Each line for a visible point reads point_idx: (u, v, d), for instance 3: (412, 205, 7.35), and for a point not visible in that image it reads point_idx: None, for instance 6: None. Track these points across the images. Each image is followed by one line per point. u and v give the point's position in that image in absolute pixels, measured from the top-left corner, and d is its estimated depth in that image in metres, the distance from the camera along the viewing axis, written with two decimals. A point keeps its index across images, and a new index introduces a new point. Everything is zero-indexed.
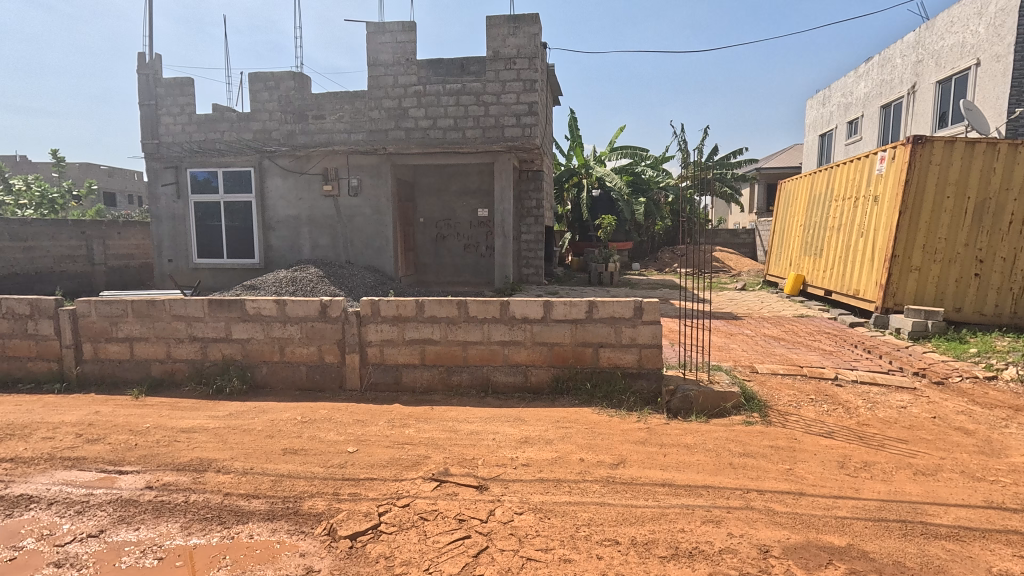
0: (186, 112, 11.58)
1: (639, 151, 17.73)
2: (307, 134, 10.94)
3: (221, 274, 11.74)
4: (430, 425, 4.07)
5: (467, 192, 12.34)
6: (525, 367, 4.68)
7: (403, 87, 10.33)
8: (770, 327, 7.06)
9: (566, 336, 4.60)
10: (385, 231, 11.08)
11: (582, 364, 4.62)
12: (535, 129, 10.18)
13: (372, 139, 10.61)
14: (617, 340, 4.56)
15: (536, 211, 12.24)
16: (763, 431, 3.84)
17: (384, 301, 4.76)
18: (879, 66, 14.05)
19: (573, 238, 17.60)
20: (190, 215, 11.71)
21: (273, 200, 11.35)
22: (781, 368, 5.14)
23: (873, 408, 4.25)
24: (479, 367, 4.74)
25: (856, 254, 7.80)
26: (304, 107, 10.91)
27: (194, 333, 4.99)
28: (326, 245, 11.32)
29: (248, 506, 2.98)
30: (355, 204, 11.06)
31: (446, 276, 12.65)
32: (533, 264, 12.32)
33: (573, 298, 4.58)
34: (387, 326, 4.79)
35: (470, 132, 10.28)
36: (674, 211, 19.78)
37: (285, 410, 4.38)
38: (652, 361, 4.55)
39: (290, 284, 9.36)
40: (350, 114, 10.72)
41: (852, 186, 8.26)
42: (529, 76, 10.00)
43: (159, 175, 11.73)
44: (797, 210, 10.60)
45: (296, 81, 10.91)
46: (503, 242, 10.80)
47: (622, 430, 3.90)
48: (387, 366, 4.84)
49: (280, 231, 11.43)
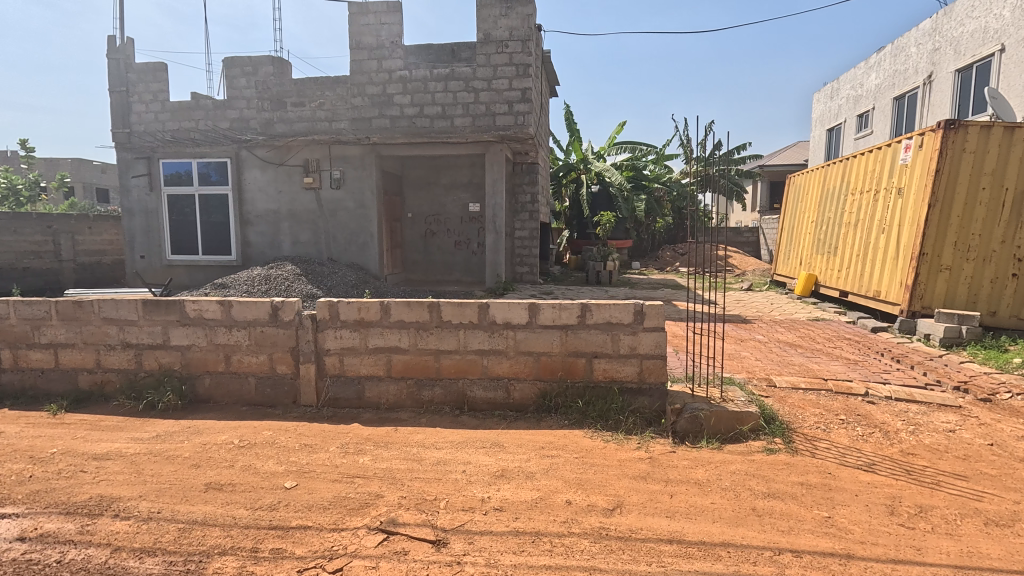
0: (159, 99, 10.91)
1: (640, 146, 17.05)
2: (286, 122, 10.25)
3: (196, 271, 11.08)
4: (390, 453, 3.41)
5: (458, 185, 11.67)
6: (507, 381, 4.02)
7: (387, 72, 9.64)
8: (783, 332, 6.40)
9: (554, 345, 3.95)
10: (369, 227, 10.42)
11: (573, 378, 3.96)
12: (529, 117, 9.50)
13: (355, 129, 9.94)
14: (614, 350, 3.91)
15: (530, 207, 11.56)
16: (789, 464, 3.17)
17: (344, 303, 4.11)
18: (892, 56, 13.35)
19: (571, 236, 16.93)
20: (163, 209, 11.03)
21: (251, 193, 10.69)
22: (802, 382, 4.47)
23: (917, 433, 3.58)
24: (453, 380, 4.07)
25: (877, 252, 7.14)
26: (283, 94, 10.23)
27: (127, 339, 4.32)
28: (307, 241, 10.67)
29: (137, 569, 2.33)
30: (338, 197, 10.41)
31: (435, 275, 11.99)
32: (527, 262, 11.68)
33: (563, 300, 3.92)
34: (348, 332, 4.14)
35: (460, 121, 9.60)
36: (675, 208, 19.13)
37: (221, 433, 3.71)
38: (654, 374, 3.89)
39: (263, 283, 8.68)
40: (331, 101, 10.03)
41: (872, 178, 7.58)
42: (522, 61, 9.32)
43: (130, 166, 11.07)
44: (807, 206, 9.96)
45: (274, 67, 10.25)
46: (495, 238, 10.16)
47: (619, 460, 3.23)
48: (348, 379, 4.17)
49: (259, 226, 10.77)
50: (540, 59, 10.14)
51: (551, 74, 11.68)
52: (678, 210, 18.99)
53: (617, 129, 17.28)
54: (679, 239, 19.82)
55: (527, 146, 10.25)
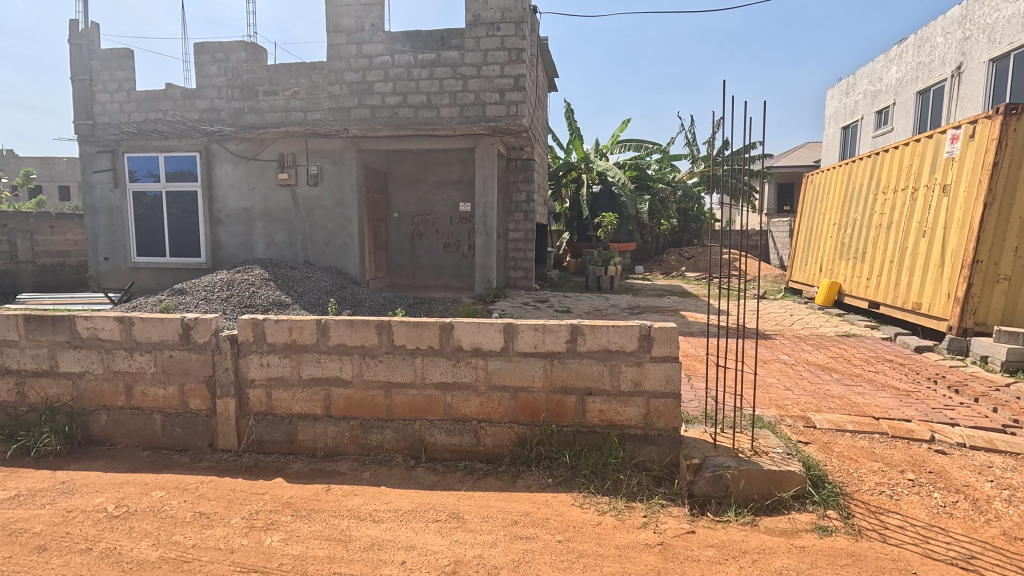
0: (124, 88, 10.09)
1: (645, 144, 16.20)
2: (257, 112, 9.37)
3: (163, 274, 10.25)
4: (310, 529, 2.53)
5: (447, 182, 10.82)
6: (476, 424, 3.15)
7: (368, 58, 8.78)
8: (812, 352, 5.51)
9: (536, 378, 3.09)
10: (349, 227, 9.58)
11: (560, 421, 3.09)
12: (523, 108, 8.61)
13: (332, 119, 9.07)
14: (612, 385, 3.04)
15: (525, 206, 10.69)
16: (855, 555, 2.28)
17: (271, 322, 3.25)
18: (915, 48, 12.46)
19: (571, 239, 16.10)
20: (128, 207, 10.22)
21: (222, 190, 9.87)
22: (849, 422, 3.58)
23: (1016, 503, 2.68)
24: (407, 421, 3.21)
25: (915, 259, 6.26)
26: (254, 82, 9.35)
27: (6, 365, 3.47)
28: (283, 242, 9.83)
29: None
30: (315, 194, 9.58)
31: (423, 279, 11.14)
32: (522, 266, 10.79)
33: (547, 321, 3.05)
34: (277, 359, 3.28)
35: (446, 111, 8.73)
36: (681, 210, 18.25)
37: (98, 493, 2.84)
38: (664, 416, 3.02)
39: (225, 288, 7.79)
40: (307, 90, 9.14)
41: (907, 174, 6.70)
42: (516, 45, 8.46)
43: (92, 160, 10.26)
44: (829, 207, 9.06)
45: (247, 53, 9.40)
46: (485, 241, 9.31)
47: (619, 547, 2.35)
48: (276, 417, 3.31)
49: (230, 225, 9.94)
50: (535, 45, 9.28)
51: (550, 64, 10.80)
52: (684, 211, 18.13)
53: (621, 127, 16.42)
54: (684, 242, 18.87)
55: (521, 140, 9.40)
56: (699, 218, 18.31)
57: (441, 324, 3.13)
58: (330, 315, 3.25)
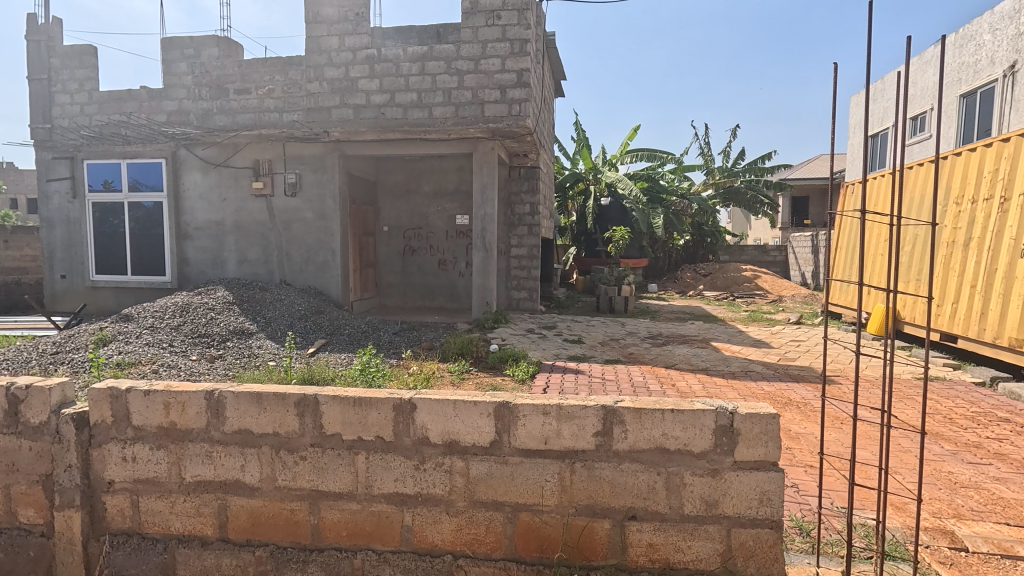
0: (85, 89, 9.04)
1: (658, 154, 15.15)
2: (226, 113, 8.28)
3: (124, 295, 9.16)
4: None
5: (443, 193, 9.76)
6: (450, 562, 1.99)
7: (351, 51, 7.73)
8: (896, 405, 4.32)
9: (545, 490, 1.94)
10: (330, 243, 8.51)
11: (585, 561, 1.93)
12: (527, 106, 7.51)
13: (310, 121, 7.94)
14: (667, 507, 1.89)
15: (530, 220, 9.59)
16: None
17: (139, 393, 2.11)
18: (956, 48, 11.39)
19: (579, 254, 15.00)
20: (86, 219, 9.15)
21: (190, 201, 8.83)
22: (1018, 541, 2.37)
23: None
24: (344, 553, 2.05)
25: (1009, 285, 5.09)
26: (224, 79, 8.27)
27: None
28: (257, 260, 8.75)
29: None
30: (293, 205, 8.55)
31: (416, 300, 10.06)
32: (526, 286, 9.65)
33: (563, 403, 1.92)
34: (148, 451, 2.12)
35: (439, 110, 7.64)
36: (695, 224, 17.12)
37: None
38: (756, 559, 1.85)
39: (178, 313, 6.64)
40: (282, 87, 8.04)
41: (990, 180, 5.57)
42: (519, 35, 7.41)
43: (50, 168, 9.24)
44: (878, 221, 7.92)
45: (220, 48, 8.35)
46: (484, 258, 8.21)
47: None
48: (146, 539, 2.15)
49: (199, 240, 8.88)
50: (541, 39, 8.23)
51: (557, 63, 9.76)
52: (698, 226, 17.08)
53: (633, 135, 15.36)
54: (699, 258, 17.69)
55: (525, 144, 8.32)
56: (714, 232, 17.09)
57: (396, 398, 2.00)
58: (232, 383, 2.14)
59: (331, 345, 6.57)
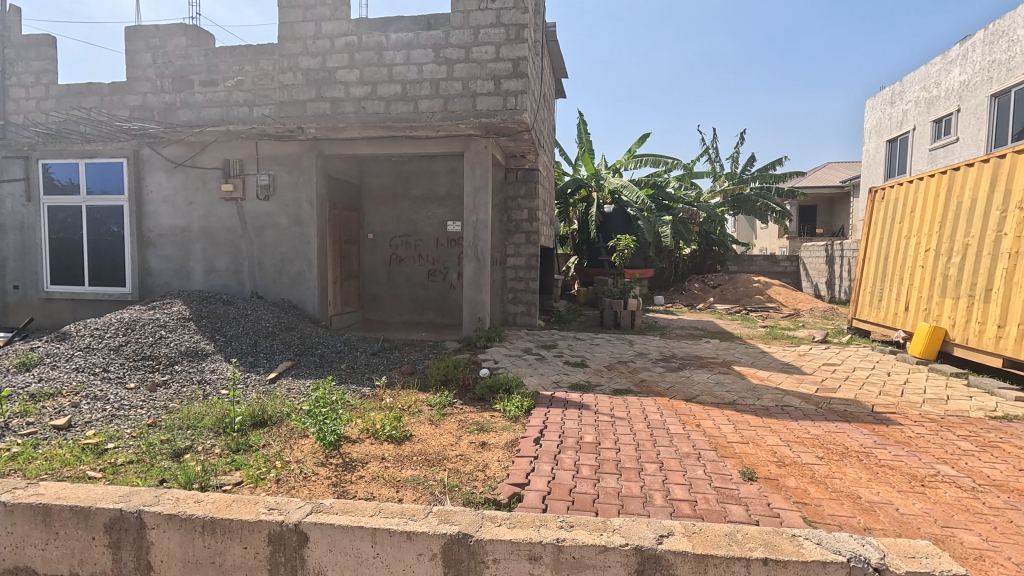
0: (41, 82, 8.16)
1: (665, 159, 14.39)
2: (191, 107, 7.43)
3: (81, 308, 8.32)
4: None
5: (433, 198, 8.95)
6: None
7: (328, 38, 6.95)
8: (980, 457, 3.45)
9: None
10: (306, 251, 7.69)
11: None
12: (525, 99, 6.68)
13: (283, 116, 7.13)
14: None
15: (528, 227, 8.74)
16: None
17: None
18: (986, 45, 10.59)
19: (581, 264, 14.18)
20: (42, 224, 8.35)
21: (155, 204, 8.03)
22: None
23: None
24: None
25: None
26: (189, 70, 7.46)
27: None
28: (226, 270, 7.92)
29: None
30: (266, 210, 7.74)
31: (403, 314, 9.22)
32: (523, 299, 8.80)
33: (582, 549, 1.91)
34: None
35: (426, 103, 6.82)
36: (702, 233, 16.28)
37: None
38: None
39: (122, 332, 5.82)
40: (253, 79, 7.22)
41: None
42: (515, 19, 6.63)
43: (4, 168, 8.45)
44: (917, 228, 7.09)
45: (188, 37, 7.52)
46: (476, 269, 7.37)
47: None
48: None
49: (163, 248, 8.05)
50: (540, 28, 7.48)
51: (558, 59, 9.03)
52: (705, 234, 16.28)
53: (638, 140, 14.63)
54: (706, 269, 16.88)
55: (522, 143, 7.56)
56: (722, 241, 16.30)
57: (260, 513, 2.11)
58: (17, 492, 2.24)
59: (297, 369, 5.70)
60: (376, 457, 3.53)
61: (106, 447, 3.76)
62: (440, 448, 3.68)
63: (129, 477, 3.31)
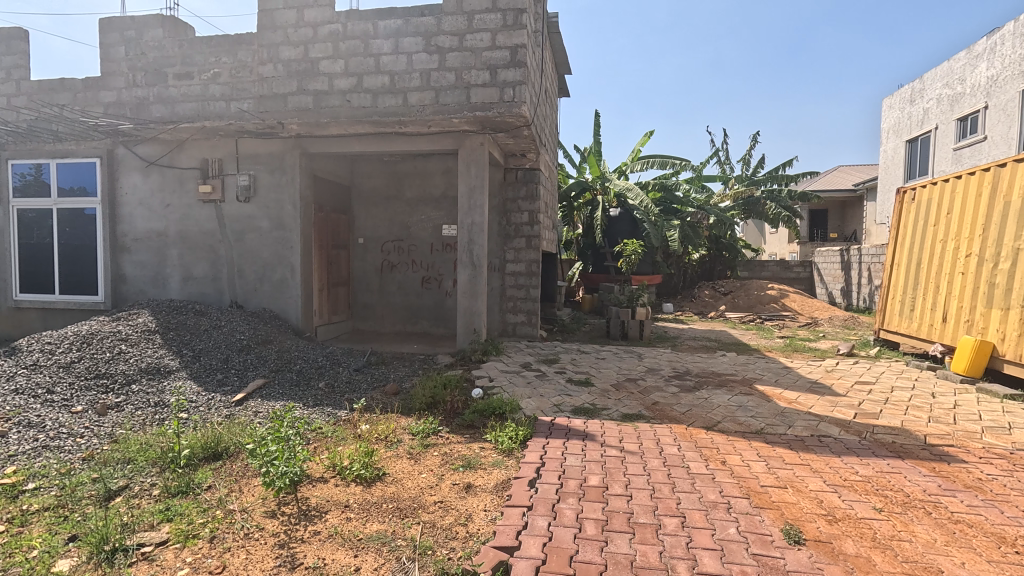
0: (11, 78, 7.65)
1: (672, 161, 13.78)
2: (166, 102, 6.93)
3: (52, 318, 7.80)
4: None
5: (426, 199, 8.40)
6: None
7: (311, 27, 6.43)
8: None
9: None
10: (289, 257, 7.14)
11: None
12: (524, 90, 6.10)
13: (262, 111, 6.59)
14: None
15: (528, 230, 8.14)
16: None
17: None
18: (1015, 37, 9.94)
19: (586, 269, 13.55)
20: (12, 229, 7.86)
21: (129, 206, 7.51)
22: None
23: None
24: None
25: None
26: (164, 63, 6.96)
27: None
28: (204, 277, 7.38)
29: None
30: (246, 213, 7.21)
31: (395, 323, 8.67)
32: (523, 308, 8.21)
33: None
34: None
35: (416, 95, 6.27)
36: (712, 238, 15.66)
37: None
38: None
39: (76, 346, 5.25)
40: (230, 71, 6.70)
41: None
42: (512, 3, 6.07)
43: None
44: (954, 230, 6.43)
45: (163, 28, 6.99)
46: (471, 275, 6.79)
47: None
48: None
49: (138, 254, 7.53)
50: (540, 17, 6.94)
51: (560, 52, 8.45)
52: (716, 239, 15.64)
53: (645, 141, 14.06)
54: (717, 275, 16.21)
55: (521, 140, 6.99)
56: (734, 246, 15.65)
57: None
58: None
59: (268, 389, 5.12)
60: (338, 505, 2.93)
61: (24, 488, 3.17)
62: (416, 493, 3.08)
63: (36, 532, 2.71)
